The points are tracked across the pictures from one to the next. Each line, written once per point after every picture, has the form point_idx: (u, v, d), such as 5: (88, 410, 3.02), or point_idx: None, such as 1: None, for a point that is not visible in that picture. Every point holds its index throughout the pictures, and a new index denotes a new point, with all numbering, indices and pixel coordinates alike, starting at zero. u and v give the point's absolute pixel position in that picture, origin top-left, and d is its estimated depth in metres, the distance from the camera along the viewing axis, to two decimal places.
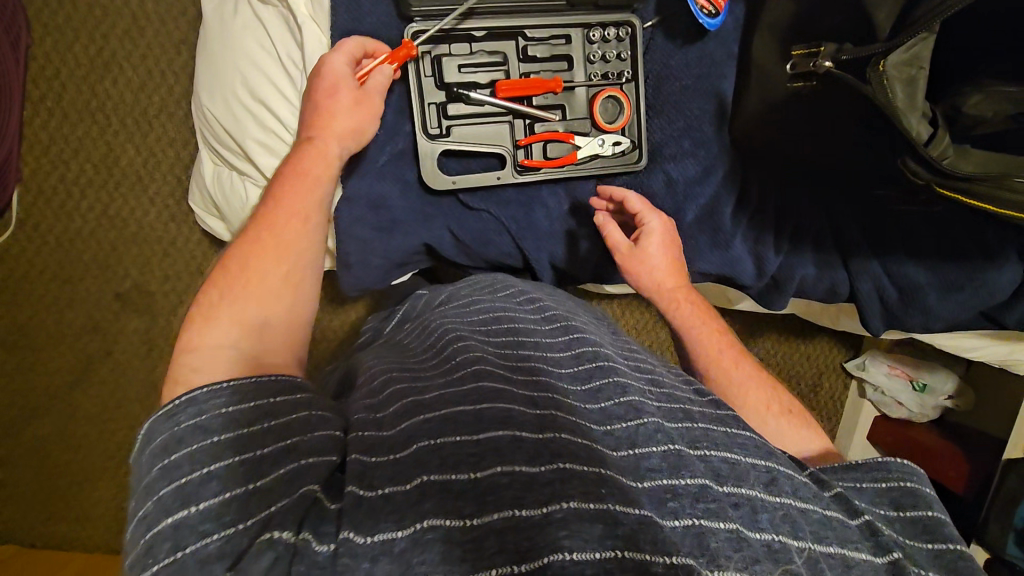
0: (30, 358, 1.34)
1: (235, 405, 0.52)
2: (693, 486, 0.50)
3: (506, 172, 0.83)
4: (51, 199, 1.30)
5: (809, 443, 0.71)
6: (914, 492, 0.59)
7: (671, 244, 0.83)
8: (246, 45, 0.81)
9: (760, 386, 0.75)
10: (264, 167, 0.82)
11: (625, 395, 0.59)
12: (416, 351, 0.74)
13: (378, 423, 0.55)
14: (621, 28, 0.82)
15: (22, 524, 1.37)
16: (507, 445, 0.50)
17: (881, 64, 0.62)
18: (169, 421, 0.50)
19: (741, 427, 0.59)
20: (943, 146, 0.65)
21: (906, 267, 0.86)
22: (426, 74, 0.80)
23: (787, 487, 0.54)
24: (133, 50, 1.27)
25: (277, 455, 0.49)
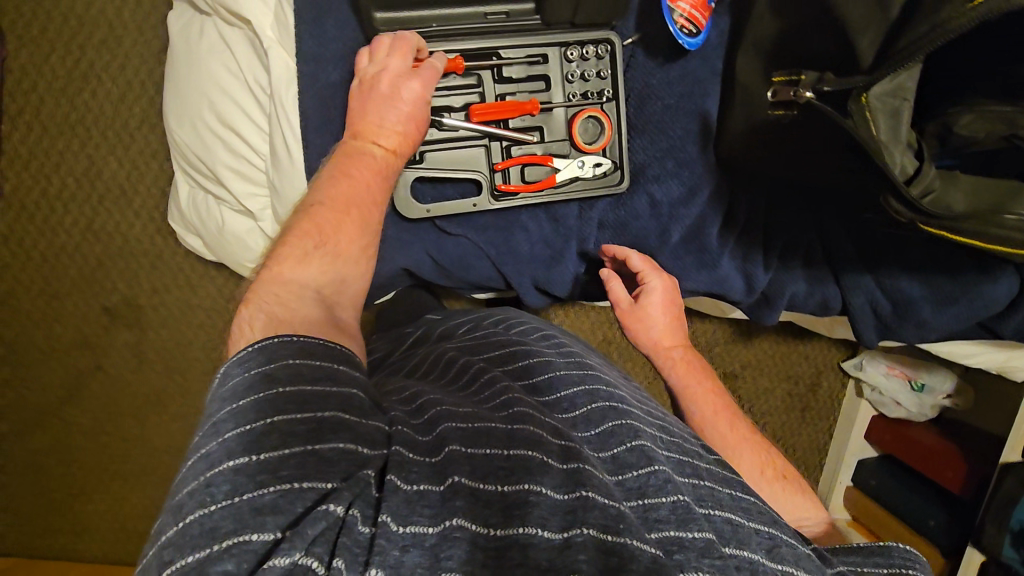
0: (18, 375, 1.33)
1: (301, 357, 0.51)
2: (700, 540, 0.49)
3: (483, 199, 0.81)
4: (34, 214, 1.28)
5: (802, 508, 0.74)
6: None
7: (671, 299, 0.86)
8: (213, 69, 0.81)
9: (757, 449, 0.78)
10: (236, 191, 0.83)
11: (637, 439, 0.57)
12: (442, 379, 0.73)
13: (419, 427, 0.55)
14: (600, 46, 0.80)
15: (20, 536, 1.37)
16: (536, 467, 0.50)
17: (862, 96, 0.60)
18: (240, 367, 0.50)
19: (745, 491, 0.59)
20: (928, 182, 0.62)
21: (900, 280, 0.84)
22: None
23: (789, 556, 0.52)
24: (111, 62, 1.24)
25: (337, 423, 0.48)
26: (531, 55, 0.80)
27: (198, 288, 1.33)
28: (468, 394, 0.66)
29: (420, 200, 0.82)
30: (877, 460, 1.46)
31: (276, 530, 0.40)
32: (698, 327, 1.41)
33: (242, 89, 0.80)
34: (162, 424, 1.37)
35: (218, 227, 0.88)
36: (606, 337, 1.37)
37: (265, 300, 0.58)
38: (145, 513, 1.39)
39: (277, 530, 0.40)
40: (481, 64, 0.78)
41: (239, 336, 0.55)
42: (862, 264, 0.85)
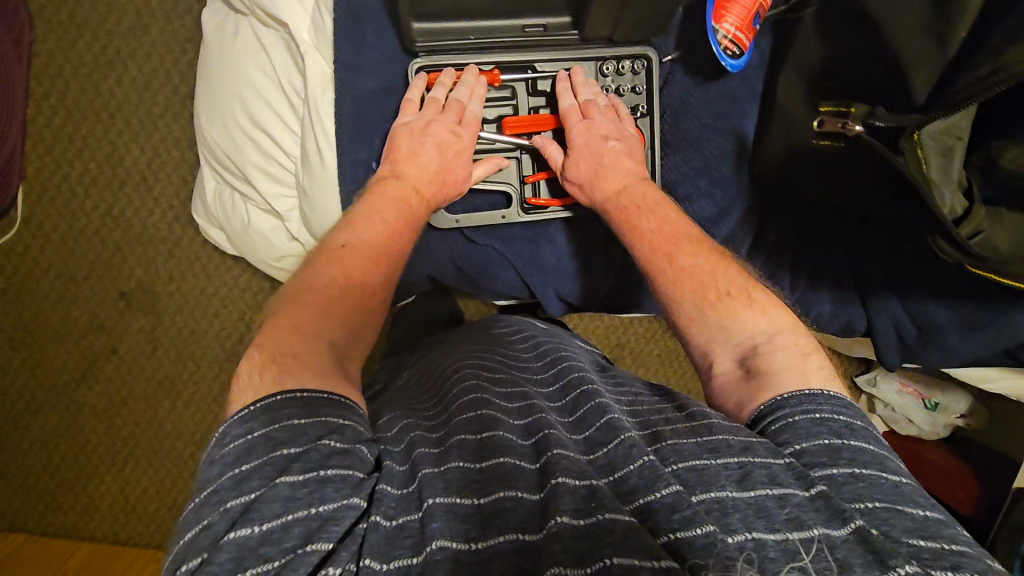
0: (35, 356, 1.35)
1: (307, 416, 0.50)
2: (669, 497, 0.48)
3: (511, 211, 0.84)
4: (56, 198, 1.29)
5: (750, 323, 0.66)
6: (851, 427, 0.54)
7: (595, 131, 0.79)
8: (247, 69, 0.81)
9: (696, 284, 0.69)
10: (267, 193, 0.83)
11: (605, 417, 0.59)
12: (427, 389, 0.74)
13: (396, 454, 0.55)
14: (637, 61, 0.83)
15: (31, 513, 1.39)
16: (510, 471, 0.51)
17: (915, 134, 0.66)
18: (242, 426, 0.49)
19: (711, 434, 0.56)
20: (978, 221, 0.66)
21: (928, 306, 0.83)
22: None
23: (763, 478, 0.50)
24: (139, 49, 1.24)
25: (338, 482, 0.47)
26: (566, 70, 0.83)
27: (215, 278, 1.33)
28: (439, 404, 0.67)
29: (451, 211, 0.85)
30: None
31: None
32: None
33: (274, 89, 0.80)
34: (174, 410, 1.38)
35: (243, 224, 0.88)
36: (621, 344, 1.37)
37: (274, 349, 0.56)
38: (153, 497, 1.40)
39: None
40: (516, 78, 0.82)
41: (245, 386, 0.54)
42: (890, 288, 0.85)
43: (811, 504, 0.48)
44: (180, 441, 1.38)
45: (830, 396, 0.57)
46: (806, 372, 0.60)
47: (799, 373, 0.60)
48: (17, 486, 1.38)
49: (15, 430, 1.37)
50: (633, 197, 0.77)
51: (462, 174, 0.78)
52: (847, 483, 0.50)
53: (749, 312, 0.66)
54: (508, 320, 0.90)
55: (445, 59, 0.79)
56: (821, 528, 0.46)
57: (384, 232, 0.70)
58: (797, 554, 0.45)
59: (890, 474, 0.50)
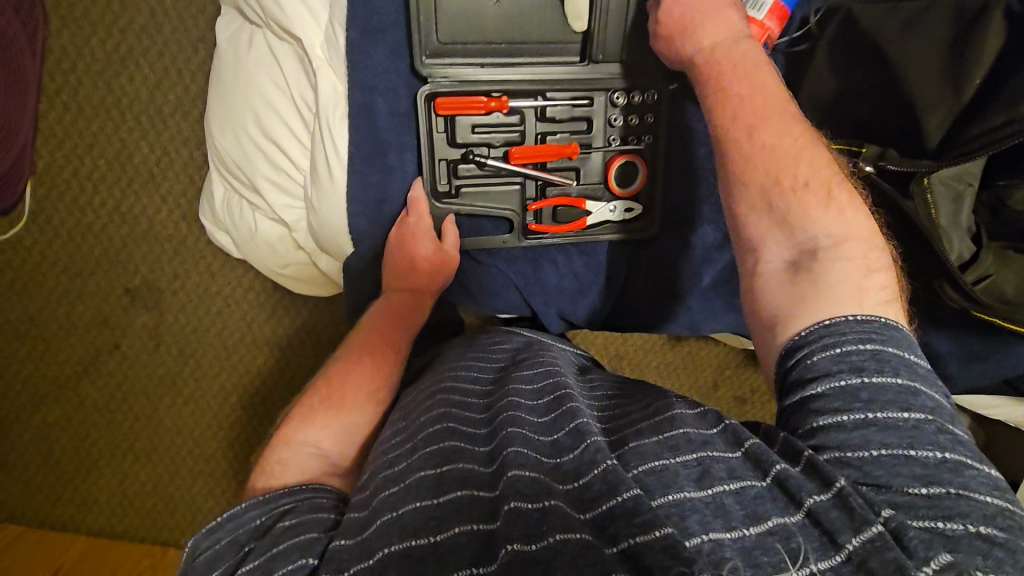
0: (38, 348, 1.35)
1: (264, 514, 0.58)
2: (630, 500, 0.48)
3: (512, 237, 0.86)
4: (63, 192, 1.29)
5: (822, 220, 0.62)
6: (882, 356, 0.52)
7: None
8: (260, 82, 0.81)
9: (773, 162, 0.65)
10: (275, 204, 0.83)
11: (576, 421, 0.60)
12: (408, 402, 0.74)
13: (359, 502, 0.57)
14: (646, 93, 0.82)
15: (28, 504, 1.40)
16: (464, 506, 0.52)
17: (924, 178, 0.75)
18: (210, 538, 0.55)
19: (672, 429, 0.57)
20: (983, 266, 0.76)
21: (929, 334, 0.85)
22: (438, 130, 0.80)
23: (721, 472, 0.51)
24: (152, 47, 1.25)
25: (287, 550, 0.52)
26: (576, 97, 0.82)
27: (219, 277, 1.34)
28: (412, 423, 0.67)
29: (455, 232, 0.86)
30: None
31: None
32: (706, 350, 1.40)
33: (284, 101, 0.80)
34: (174, 407, 1.38)
35: (249, 233, 0.88)
36: (619, 355, 1.38)
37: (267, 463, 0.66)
38: (150, 491, 1.41)
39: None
40: (525, 104, 0.80)
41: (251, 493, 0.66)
42: None
43: (769, 495, 0.48)
44: (178, 437, 1.39)
45: (856, 322, 0.55)
46: (864, 290, 0.57)
47: (856, 288, 0.57)
48: (16, 478, 1.39)
49: (16, 422, 1.37)
50: (727, 65, 0.70)
51: (437, 254, 0.82)
52: (856, 429, 0.49)
53: (826, 211, 0.63)
54: (507, 328, 0.90)
55: (455, 86, 0.78)
56: (777, 517, 0.46)
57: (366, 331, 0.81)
58: (754, 549, 0.45)
59: (907, 414, 0.49)
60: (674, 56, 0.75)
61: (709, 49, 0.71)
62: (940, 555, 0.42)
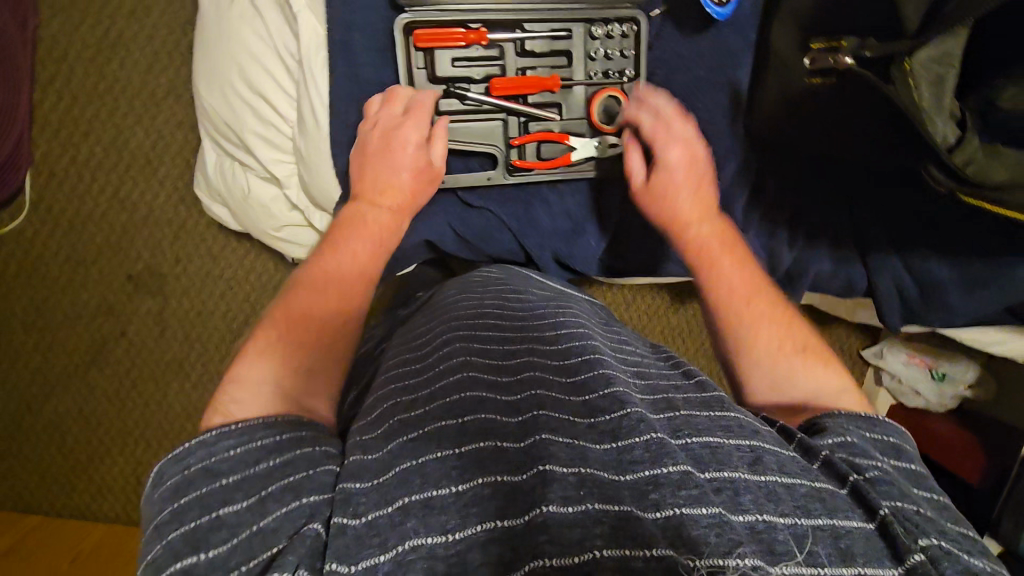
0: (47, 338, 1.37)
1: (242, 445, 0.52)
2: (675, 473, 0.47)
3: (498, 173, 0.85)
4: (63, 182, 1.30)
5: (821, 378, 0.65)
6: (902, 448, 0.57)
7: (691, 165, 0.79)
8: (241, 33, 0.82)
9: (773, 326, 0.69)
10: (264, 159, 0.85)
11: (611, 388, 0.58)
12: (413, 348, 0.73)
13: (369, 444, 0.55)
14: (626, 24, 0.83)
15: (46, 495, 1.42)
16: (489, 456, 0.51)
17: (907, 62, 0.60)
18: (177, 465, 0.50)
19: (724, 410, 0.58)
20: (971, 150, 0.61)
21: (930, 262, 0.83)
22: (418, 65, 0.80)
23: (772, 464, 0.51)
24: (142, 31, 1.25)
25: (284, 492, 0.49)
26: (555, 29, 0.82)
27: (220, 259, 1.35)
28: (423, 374, 0.66)
29: None
30: None
31: None
32: None
33: (269, 52, 0.82)
34: (184, 392, 1.39)
35: (243, 194, 0.89)
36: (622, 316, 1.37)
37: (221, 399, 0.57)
38: None
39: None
40: (504, 38, 0.80)
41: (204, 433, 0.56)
42: (888, 244, 0.85)
43: (816, 495, 0.49)
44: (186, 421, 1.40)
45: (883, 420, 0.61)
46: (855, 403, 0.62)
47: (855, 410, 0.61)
48: (32, 468, 1.41)
49: (30, 413, 1.39)
50: (709, 231, 0.76)
51: (422, 161, 0.78)
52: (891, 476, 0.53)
53: (824, 370, 0.67)
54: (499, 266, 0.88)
55: (431, 15, 0.78)
56: (828, 518, 0.47)
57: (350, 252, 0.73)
58: (806, 536, 0.45)
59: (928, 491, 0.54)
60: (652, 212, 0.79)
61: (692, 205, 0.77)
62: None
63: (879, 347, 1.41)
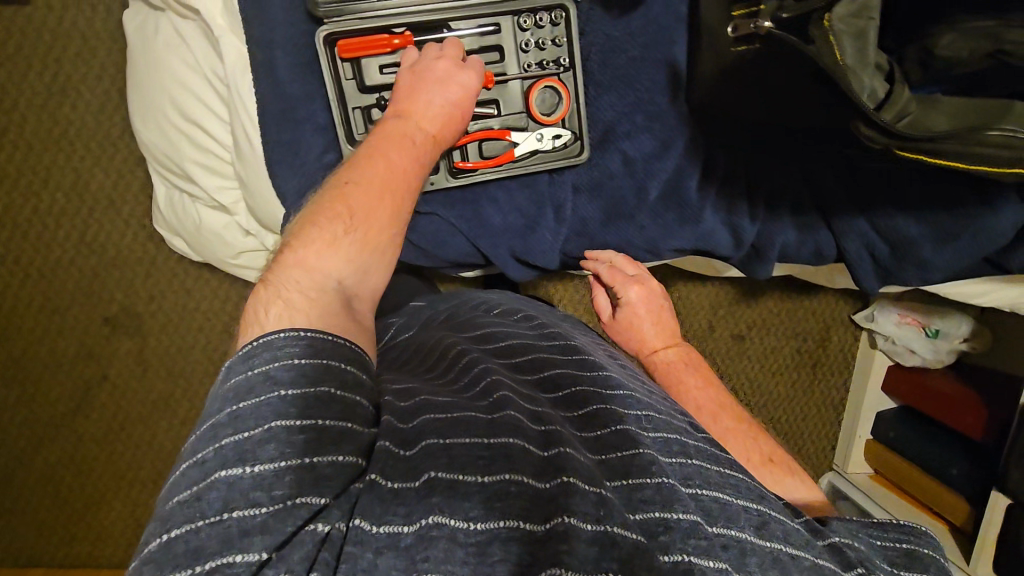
0: (31, 390, 1.35)
1: (309, 357, 0.50)
2: (685, 521, 0.48)
3: (440, 176, 0.83)
4: (28, 232, 1.29)
5: (788, 487, 0.69)
6: (916, 555, 0.56)
7: (648, 301, 0.90)
8: (169, 63, 0.81)
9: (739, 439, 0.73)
10: (210, 188, 0.85)
11: (622, 425, 0.57)
12: (425, 366, 0.73)
13: (400, 412, 0.54)
14: (553, 12, 0.81)
15: (50, 547, 1.41)
16: (517, 453, 0.49)
17: (825, 19, 0.57)
18: (246, 362, 0.49)
19: (734, 469, 0.56)
20: (903, 103, 0.59)
21: (895, 219, 0.82)
22: (346, 77, 0.78)
23: (778, 531, 0.51)
24: (89, 72, 1.24)
25: (337, 435, 0.47)
26: (482, 25, 0.80)
27: (194, 292, 1.34)
28: (449, 381, 0.66)
29: None
30: (894, 412, 1.42)
31: (263, 551, 0.40)
32: (695, 293, 1.38)
33: (198, 79, 0.81)
34: (176, 428, 1.39)
35: (195, 225, 0.89)
36: None
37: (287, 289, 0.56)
38: None
39: (264, 551, 0.40)
40: (430, 39, 0.80)
41: (254, 323, 0.55)
42: (853, 206, 0.84)
43: (819, 569, 0.49)
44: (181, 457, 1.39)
45: (901, 525, 0.59)
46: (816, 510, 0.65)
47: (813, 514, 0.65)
48: (30, 522, 1.40)
49: (21, 466, 1.38)
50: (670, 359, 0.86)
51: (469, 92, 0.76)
52: None
53: (790, 478, 0.70)
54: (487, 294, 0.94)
55: (351, 23, 0.76)
56: None
57: (395, 170, 0.70)
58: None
59: None
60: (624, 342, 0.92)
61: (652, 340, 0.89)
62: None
63: (868, 311, 1.38)
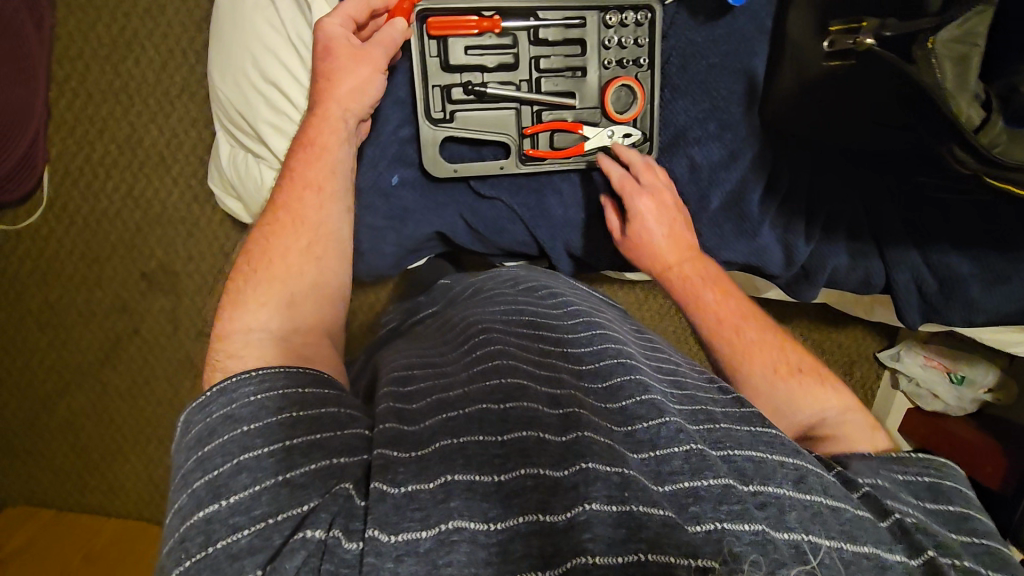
0: (63, 333, 1.38)
1: (263, 391, 0.50)
2: (716, 488, 0.48)
3: (510, 161, 0.85)
4: (79, 180, 1.32)
5: (819, 402, 0.71)
6: (941, 488, 0.59)
7: (661, 214, 0.82)
8: (256, 24, 0.84)
9: (765, 353, 0.74)
10: (276, 148, 0.87)
11: (647, 394, 0.58)
12: (445, 339, 0.74)
13: (405, 415, 0.53)
14: (639, 12, 0.82)
15: (64, 492, 1.43)
16: (533, 447, 0.49)
17: (929, 40, 0.59)
18: (202, 413, 0.50)
19: (766, 426, 0.58)
20: (996, 132, 0.59)
21: (949, 257, 0.83)
22: (432, 54, 0.81)
23: (817, 485, 0.52)
24: (155, 30, 1.25)
25: (308, 448, 0.47)
26: (568, 17, 0.82)
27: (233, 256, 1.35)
28: (462, 358, 0.66)
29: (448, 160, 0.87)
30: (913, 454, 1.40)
31: (255, 570, 0.41)
32: None
33: (282, 41, 0.84)
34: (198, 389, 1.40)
35: (256, 184, 0.91)
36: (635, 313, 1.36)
37: (219, 357, 0.57)
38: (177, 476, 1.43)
39: (257, 569, 0.41)
40: (518, 26, 0.81)
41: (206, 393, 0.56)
42: (909, 238, 0.84)
43: (860, 521, 0.50)
44: None
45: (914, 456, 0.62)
46: (855, 440, 0.69)
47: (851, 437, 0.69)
48: (46, 464, 1.42)
49: (44, 408, 1.40)
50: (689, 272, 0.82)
51: (352, 45, 0.74)
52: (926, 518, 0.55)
53: (815, 389, 0.72)
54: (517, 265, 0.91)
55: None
56: (871, 547, 0.49)
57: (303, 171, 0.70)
58: (850, 562, 0.47)
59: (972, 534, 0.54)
60: (634, 259, 0.85)
61: (667, 254, 0.82)
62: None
63: (895, 349, 1.38)
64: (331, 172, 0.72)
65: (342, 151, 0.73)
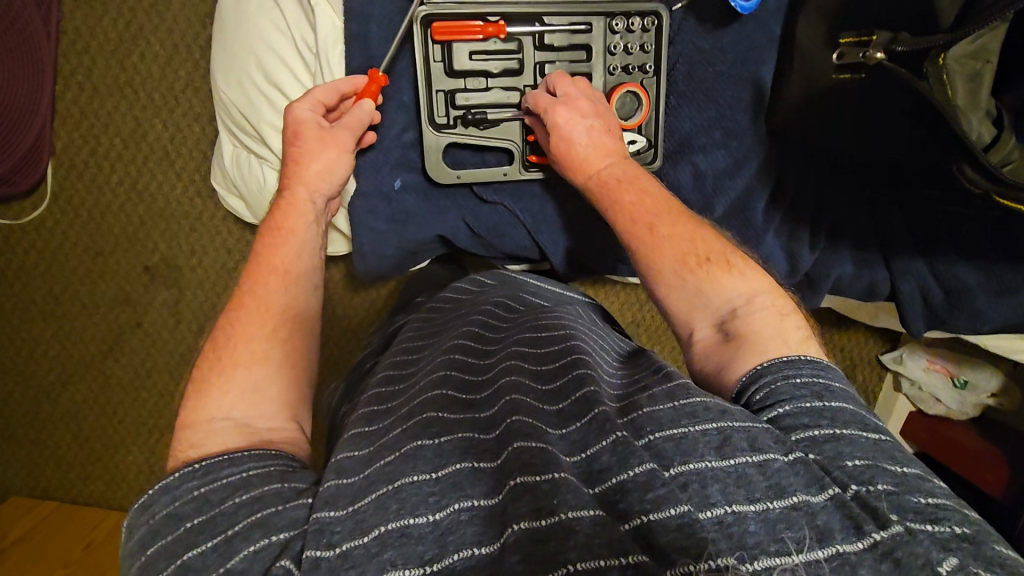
0: (65, 327, 1.39)
1: (206, 484, 0.50)
2: (642, 475, 0.44)
3: (513, 168, 0.86)
4: (82, 173, 1.31)
5: (730, 288, 0.62)
6: (830, 388, 0.51)
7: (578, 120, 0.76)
8: (263, 27, 0.85)
9: (675, 242, 0.65)
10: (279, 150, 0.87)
11: (582, 390, 0.56)
12: (398, 365, 0.73)
13: (345, 467, 0.52)
14: (647, 18, 0.81)
15: (65, 484, 1.44)
16: (466, 479, 0.47)
17: (941, 57, 0.59)
18: (144, 516, 0.49)
19: (688, 396, 0.51)
20: (1007, 150, 0.60)
21: (956, 267, 0.82)
22: (436, 60, 0.81)
23: (743, 442, 0.45)
24: (160, 24, 1.25)
25: (250, 528, 0.46)
26: (575, 23, 0.81)
27: (235, 252, 1.35)
28: (410, 386, 0.65)
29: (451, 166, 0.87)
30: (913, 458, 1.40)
31: None
32: None
33: (289, 47, 0.85)
34: None
35: (260, 187, 0.92)
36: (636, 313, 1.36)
37: (181, 441, 0.56)
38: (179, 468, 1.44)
39: None
40: (523, 31, 0.80)
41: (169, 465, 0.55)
42: (914, 248, 0.84)
43: (791, 469, 0.44)
44: None
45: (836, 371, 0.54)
46: (783, 331, 0.57)
47: (777, 330, 0.57)
48: (49, 456, 1.43)
49: (47, 401, 1.41)
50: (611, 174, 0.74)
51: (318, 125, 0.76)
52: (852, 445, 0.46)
53: (730, 274, 0.63)
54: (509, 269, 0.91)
55: (449, 6, 0.78)
56: (802, 494, 0.42)
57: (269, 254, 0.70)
58: (778, 522, 0.41)
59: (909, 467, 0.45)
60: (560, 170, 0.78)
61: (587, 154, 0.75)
62: (949, 557, 0.38)
63: (897, 353, 1.37)
64: (297, 253, 0.71)
65: (312, 233, 0.74)
